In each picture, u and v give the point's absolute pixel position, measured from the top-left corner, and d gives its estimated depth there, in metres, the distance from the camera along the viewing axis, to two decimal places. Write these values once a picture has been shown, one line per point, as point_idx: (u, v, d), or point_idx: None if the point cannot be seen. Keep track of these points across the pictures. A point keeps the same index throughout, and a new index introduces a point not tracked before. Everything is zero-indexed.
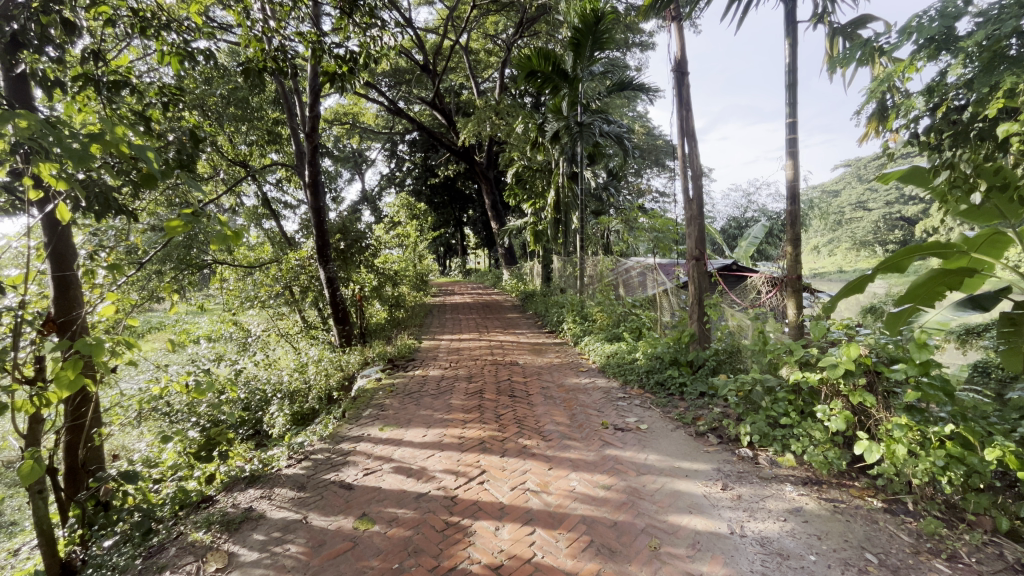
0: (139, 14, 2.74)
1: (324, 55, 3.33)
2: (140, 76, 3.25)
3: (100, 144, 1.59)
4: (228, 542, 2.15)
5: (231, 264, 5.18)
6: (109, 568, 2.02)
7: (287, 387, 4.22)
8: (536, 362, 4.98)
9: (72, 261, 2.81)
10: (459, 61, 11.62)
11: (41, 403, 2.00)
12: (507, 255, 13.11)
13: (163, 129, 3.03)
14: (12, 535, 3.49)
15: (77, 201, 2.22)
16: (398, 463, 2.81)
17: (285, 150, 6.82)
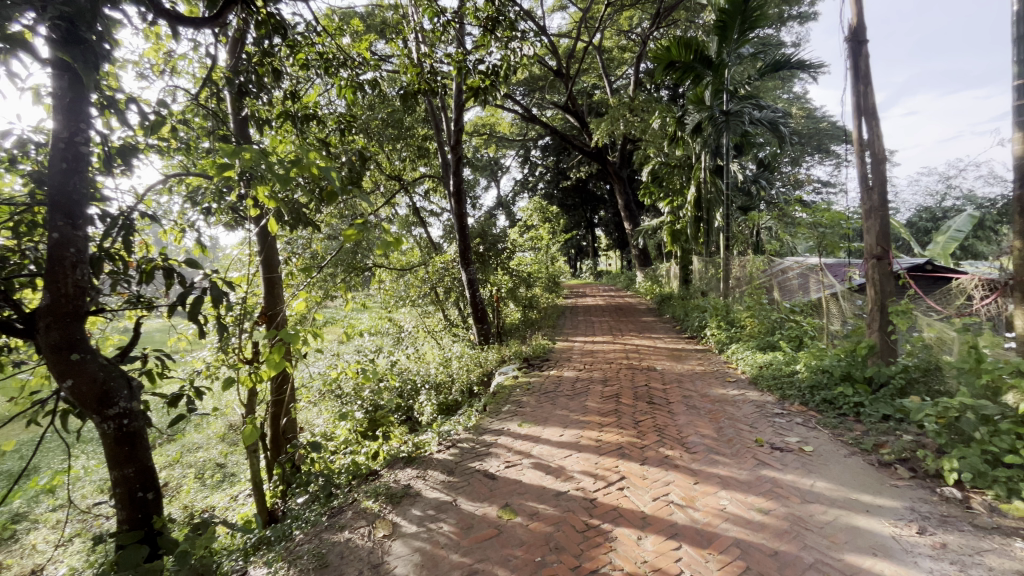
0: (324, 56, 3.25)
1: (469, 72, 3.59)
2: (323, 109, 3.85)
3: (299, 168, 1.93)
4: (392, 513, 2.44)
5: (387, 266, 5.85)
6: (304, 521, 2.44)
7: (434, 378, 4.63)
8: (676, 369, 4.70)
9: (276, 266, 3.43)
10: (592, 62, 11.52)
11: (257, 379, 2.49)
12: (642, 256, 12.65)
13: (340, 153, 3.54)
14: (233, 484, 4.39)
15: (283, 216, 2.71)
16: (537, 459, 2.89)
17: (432, 163, 7.48)
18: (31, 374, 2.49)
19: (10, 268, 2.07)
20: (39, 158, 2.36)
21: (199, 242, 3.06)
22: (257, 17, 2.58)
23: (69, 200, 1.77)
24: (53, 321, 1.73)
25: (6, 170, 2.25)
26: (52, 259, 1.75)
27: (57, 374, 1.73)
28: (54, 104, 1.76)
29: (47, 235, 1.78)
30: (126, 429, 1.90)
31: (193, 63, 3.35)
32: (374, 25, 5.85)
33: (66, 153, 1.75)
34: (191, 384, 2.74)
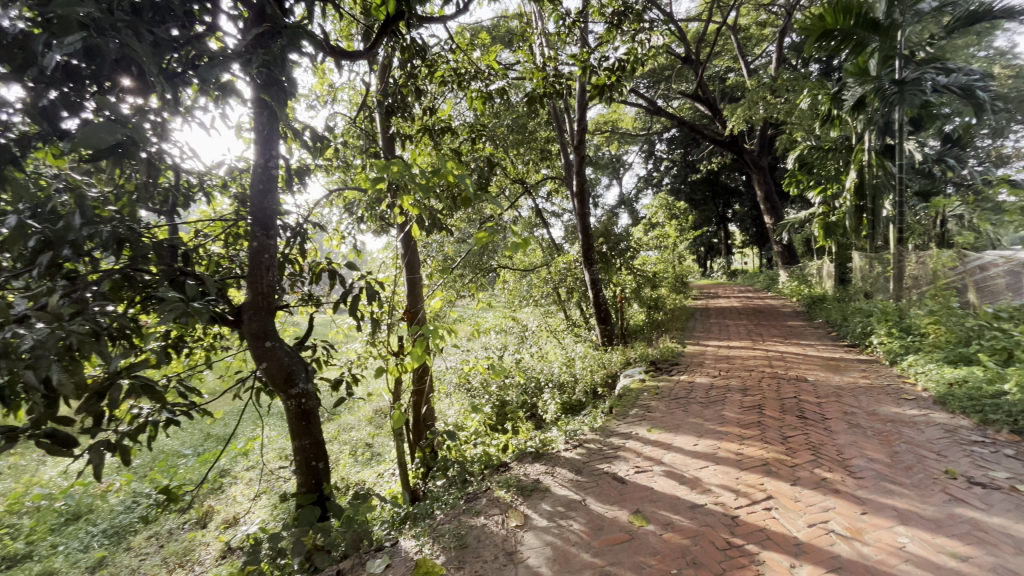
0: (458, 72, 3.48)
1: (594, 71, 3.56)
2: (456, 121, 4.12)
3: (440, 177, 2.09)
4: (523, 505, 2.52)
5: (512, 267, 6.06)
6: (444, 503, 2.65)
7: (557, 377, 4.68)
8: (832, 382, 4.12)
9: (418, 268, 3.77)
10: (725, 43, 10.62)
11: (402, 369, 2.76)
12: (786, 252, 11.33)
13: (472, 161, 3.76)
14: (380, 462, 4.92)
15: (424, 222, 2.97)
16: (669, 467, 2.76)
17: (554, 164, 7.55)
18: (235, 357, 3.07)
19: (223, 271, 2.59)
20: (241, 182, 2.90)
21: (355, 247, 3.48)
22: (401, 45, 2.87)
23: (265, 215, 2.15)
24: (254, 313, 2.12)
25: (220, 192, 2.81)
26: (253, 263, 2.14)
27: (256, 357, 2.12)
28: (255, 137, 2.15)
29: (250, 244, 2.19)
30: (304, 406, 2.24)
31: (349, 91, 3.82)
32: (499, 36, 6.09)
33: (263, 176, 2.13)
34: (351, 371, 3.14)
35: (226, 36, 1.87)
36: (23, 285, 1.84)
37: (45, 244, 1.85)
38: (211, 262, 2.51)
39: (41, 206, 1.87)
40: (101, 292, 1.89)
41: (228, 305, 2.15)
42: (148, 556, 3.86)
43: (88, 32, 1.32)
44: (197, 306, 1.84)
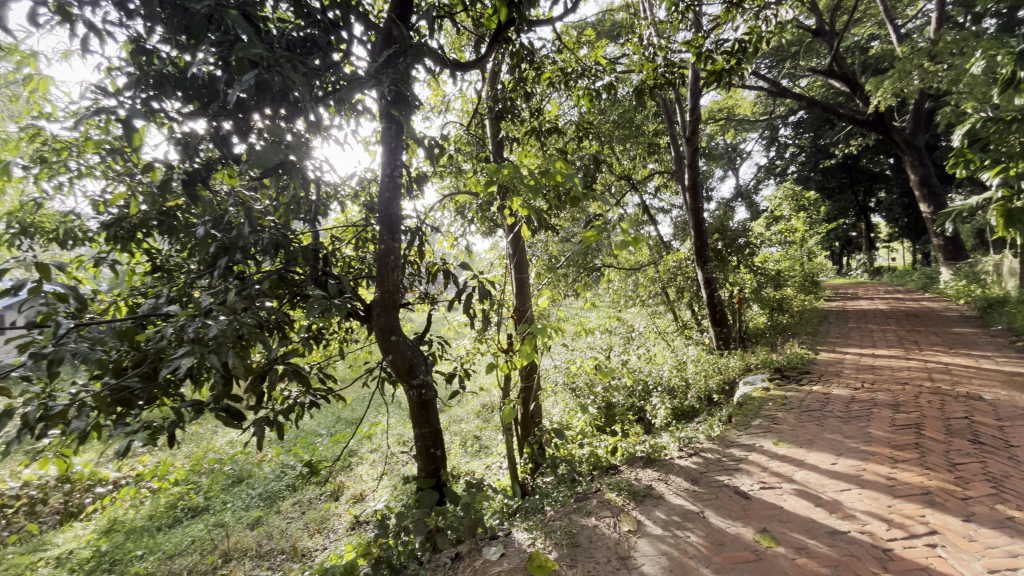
0: (566, 72, 3.48)
1: (712, 56, 3.33)
2: (562, 120, 4.13)
3: (548, 177, 2.12)
4: (635, 510, 2.46)
5: (617, 266, 5.92)
6: (554, 499, 2.68)
7: (667, 381, 4.47)
8: (1019, 402, 3.40)
9: (526, 268, 3.83)
10: (868, 7, 9.27)
11: (512, 366, 2.84)
12: (949, 246, 9.59)
13: (579, 159, 3.74)
14: (487, 455, 5.12)
15: (532, 222, 3.03)
16: (801, 486, 2.50)
17: (663, 158, 7.21)
18: (364, 349, 3.41)
19: (355, 271, 2.88)
20: (369, 191, 3.21)
21: (467, 248, 3.66)
22: (511, 50, 2.96)
23: (391, 220, 2.35)
24: (382, 310, 2.33)
25: (352, 201, 3.14)
26: (381, 264, 2.36)
27: (383, 349, 2.33)
28: (382, 149, 2.37)
29: (378, 247, 2.41)
30: (423, 396, 2.42)
31: (460, 100, 4.03)
32: (605, 30, 5.97)
33: (389, 184, 2.33)
34: (463, 366, 3.31)
35: (360, 59, 2.08)
36: (208, 284, 2.23)
37: (223, 251, 2.22)
38: (345, 263, 2.82)
39: (220, 219, 2.24)
40: (263, 290, 2.22)
41: (360, 301, 2.39)
42: (294, 520, 4.45)
43: (260, 70, 1.54)
44: (336, 303, 2.08)
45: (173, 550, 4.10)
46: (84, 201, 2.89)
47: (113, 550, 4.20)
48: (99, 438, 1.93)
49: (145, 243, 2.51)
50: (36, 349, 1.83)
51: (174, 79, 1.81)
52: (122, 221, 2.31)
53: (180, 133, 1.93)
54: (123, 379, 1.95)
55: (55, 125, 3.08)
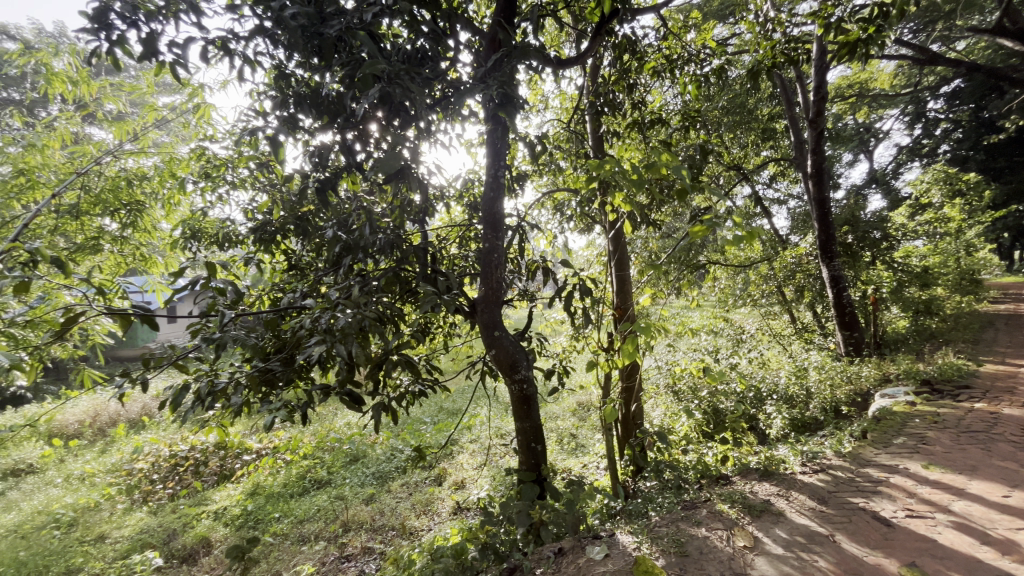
0: (671, 59, 3.30)
1: (846, 25, 2.93)
2: (666, 110, 3.93)
3: (653, 171, 2.02)
4: (751, 525, 2.29)
5: (725, 263, 5.52)
6: (660, 505, 2.59)
7: (783, 390, 4.10)
8: None
9: (627, 265, 3.71)
10: None
11: (613, 365, 2.78)
12: None
13: (685, 151, 3.54)
14: (584, 454, 5.09)
15: (635, 217, 2.93)
16: (961, 519, 2.13)
17: (780, 144, 6.55)
18: (466, 343, 3.56)
19: (460, 268, 3.02)
20: (472, 191, 3.34)
21: (566, 246, 3.65)
22: (613, 42, 2.89)
23: (494, 218, 2.43)
24: (485, 305, 2.42)
25: (457, 201, 3.28)
26: (485, 261, 2.44)
27: (487, 344, 2.42)
28: (487, 150, 2.45)
29: (482, 244, 2.50)
30: (525, 391, 2.46)
31: (559, 98, 4.02)
32: (713, 10, 5.58)
33: (493, 184, 2.41)
34: (562, 364, 3.31)
35: (467, 65, 2.17)
36: (335, 281, 2.48)
37: (348, 251, 2.44)
38: (450, 261, 2.97)
39: (345, 222, 2.49)
40: (381, 286, 2.42)
41: (466, 297, 2.50)
42: (404, 500, 4.80)
43: (384, 83, 1.68)
44: (445, 299, 2.20)
45: (303, 515, 4.64)
46: (237, 210, 3.38)
47: (256, 510, 4.85)
48: (251, 413, 2.25)
49: (283, 245, 2.86)
50: (204, 335, 2.17)
51: (310, 98, 2.04)
52: (266, 226, 2.66)
53: (315, 145, 2.16)
54: (268, 363, 2.24)
55: (215, 144, 3.62)
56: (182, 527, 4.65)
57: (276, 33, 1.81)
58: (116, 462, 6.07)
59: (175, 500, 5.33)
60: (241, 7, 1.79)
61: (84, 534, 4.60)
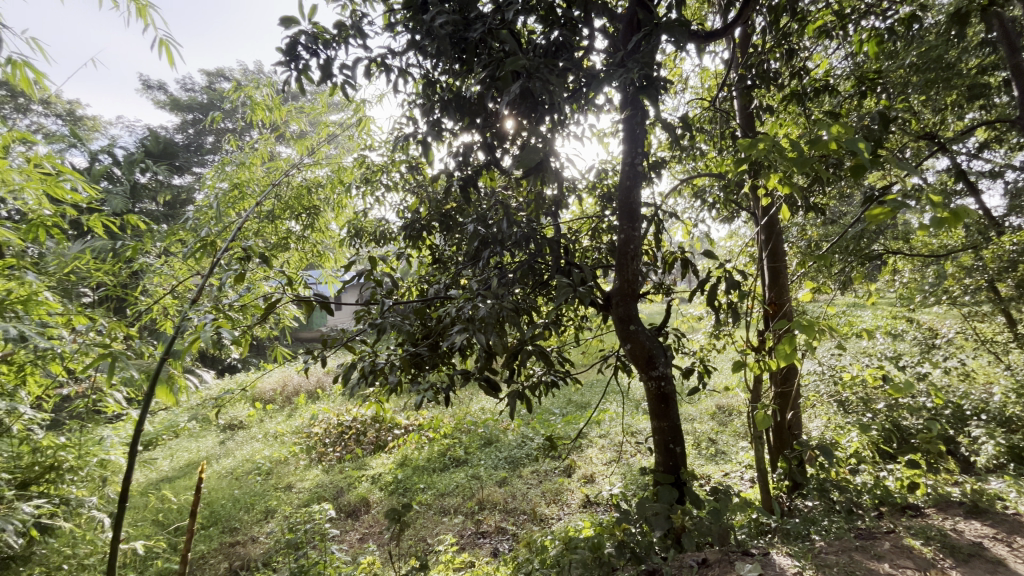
0: (841, 14, 2.83)
1: None
2: (834, 75, 3.39)
3: (817, 148, 1.74)
4: (956, 570, 1.99)
5: (910, 252, 4.61)
6: (826, 530, 2.28)
7: (996, 410, 3.39)
8: None
9: (783, 256, 3.29)
10: None
11: (765, 367, 2.49)
12: None
13: (860, 122, 3.01)
14: (726, 461, 4.69)
15: (794, 201, 2.58)
16: None
17: (996, 102, 5.23)
18: (598, 337, 3.52)
19: (593, 261, 2.98)
20: (605, 181, 3.26)
21: (708, 235, 3.38)
22: (768, 5, 2.56)
23: (631, 207, 2.34)
24: (621, 299, 2.36)
25: (591, 192, 3.24)
26: (621, 253, 2.37)
27: (622, 338, 2.36)
28: (623, 137, 2.37)
29: (618, 235, 2.43)
30: (662, 389, 2.34)
31: (701, 75, 3.71)
32: None
33: (630, 172, 2.32)
34: (703, 362, 3.08)
35: (602, 52, 2.11)
36: (475, 273, 2.63)
37: (487, 245, 2.57)
38: (583, 253, 2.95)
39: (484, 217, 2.61)
40: (517, 277, 2.50)
41: (601, 289, 2.46)
42: (534, 486, 4.95)
43: (524, 78, 1.72)
44: (581, 291, 2.19)
45: (444, 489, 5.05)
46: (390, 210, 3.77)
47: (405, 479, 5.41)
48: (404, 392, 2.50)
49: (429, 240, 3.11)
50: (367, 320, 2.47)
51: (455, 102, 2.19)
52: (415, 223, 2.93)
53: (458, 145, 2.31)
54: (418, 347, 2.46)
55: (373, 153, 4.09)
56: (347, 486, 5.39)
57: (426, 44, 1.97)
58: (299, 425, 7.27)
59: (342, 462, 6.21)
60: (395, 25, 1.99)
61: (277, 482, 5.59)
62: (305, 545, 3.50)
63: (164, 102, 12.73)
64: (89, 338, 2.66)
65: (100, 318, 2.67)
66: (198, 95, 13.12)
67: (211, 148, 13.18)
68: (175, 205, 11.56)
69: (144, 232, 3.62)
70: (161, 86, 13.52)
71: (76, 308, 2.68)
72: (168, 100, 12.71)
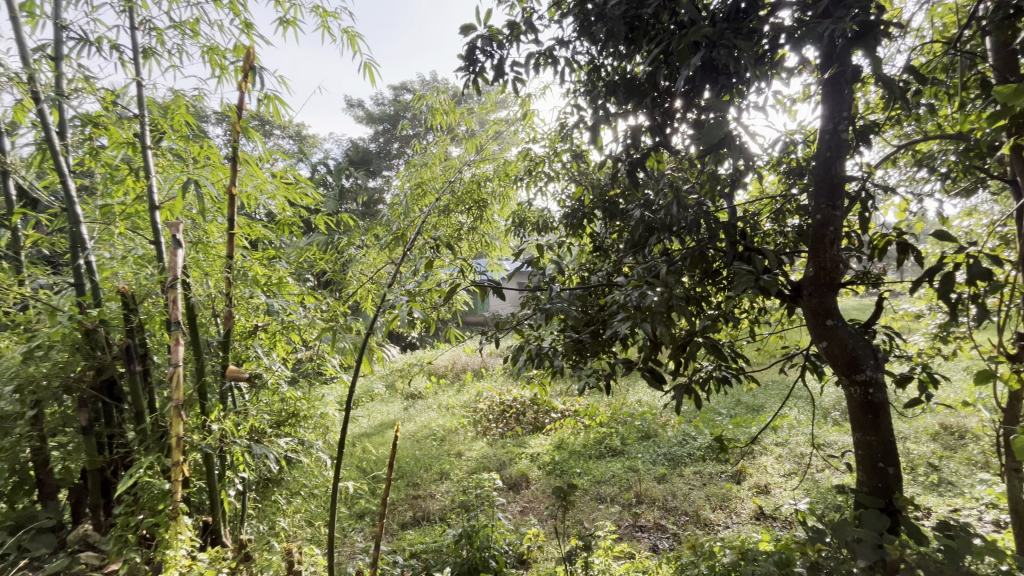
0: None
1: None
2: None
3: None
4: None
5: None
6: None
7: None
8: None
9: None
10: None
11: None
12: None
13: None
14: (953, 494, 3.79)
15: None
16: None
17: None
18: (779, 333, 3.14)
19: (778, 247, 2.65)
20: (793, 156, 2.85)
21: (937, 213, 2.73)
22: None
23: (831, 183, 2.01)
24: (814, 289, 2.05)
25: (774, 170, 2.87)
26: (816, 237, 2.06)
27: (816, 334, 2.06)
28: (822, 102, 2.04)
29: (812, 217, 2.11)
30: (870, 398, 1.98)
31: (931, 13, 2.97)
32: None
33: (831, 143, 1.99)
34: (926, 370, 2.52)
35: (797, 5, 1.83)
36: (639, 261, 2.55)
37: (653, 233, 2.48)
38: (763, 238, 2.65)
39: (651, 203, 2.51)
40: (686, 265, 2.36)
41: (788, 278, 2.17)
42: (697, 488, 4.66)
43: (706, 49, 1.61)
44: (765, 279, 1.97)
45: (600, 477, 5.06)
46: (553, 200, 3.87)
47: (562, 462, 5.57)
48: (567, 377, 2.57)
49: (590, 229, 3.14)
50: (533, 306, 2.60)
51: (623, 84, 2.14)
52: (579, 212, 2.96)
53: (626, 129, 2.26)
54: (581, 335, 2.51)
55: (536, 145, 4.23)
56: (509, 461, 5.78)
57: (595, 28, 1.96)
58: (467, 400, 8.03)
59: (505, 438, 6.67)
60: (565, 12, 2.02)
61: (450, 448, 6.27)
62: (476, 507, 3.88)
63: (361, 116, 15.00)
64: (317, 315, 3.31)
65: (324, 298, 3.41)
66: (387, 108, 15.19)
67: (397, 153, 15.17)
68: (370, 204, 13.60)
69: (352, 228, 4.35)
70: (360, 103, 15.96)
71: (308, 289, 3.45)
72: (365, 115, 14.97)
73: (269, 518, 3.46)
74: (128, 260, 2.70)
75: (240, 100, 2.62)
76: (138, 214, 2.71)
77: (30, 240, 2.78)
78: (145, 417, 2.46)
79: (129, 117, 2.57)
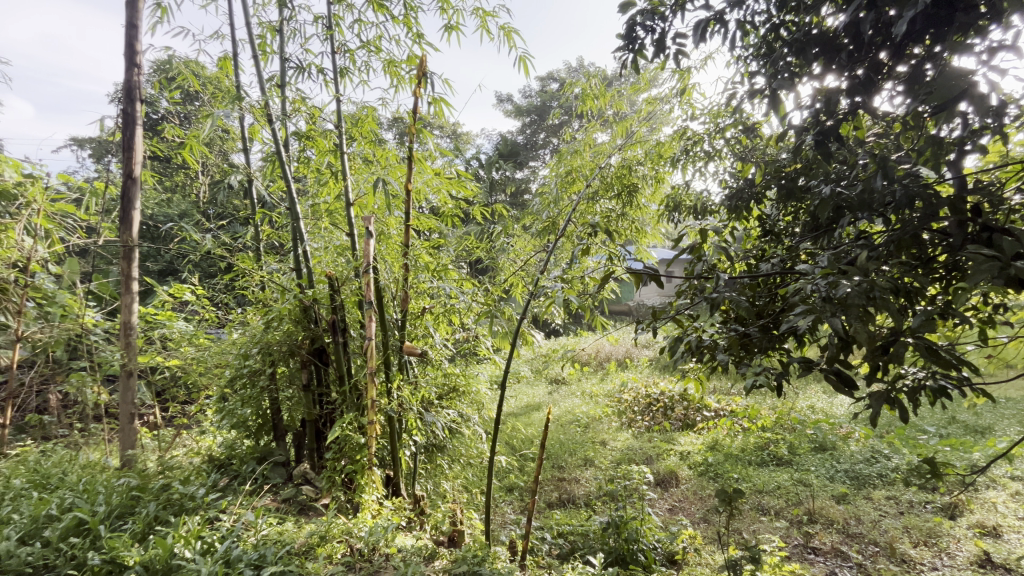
0: None
1: None
2: None
3: None
4: None
5: None
6: None
7: None
8: None
9: None
10: None
11: None
12: None
13: None
14: None
15: None
16: None
17: None
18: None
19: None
20: None
21: None
22: None
23: None
24: None
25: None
26: None
27: None
28: None
29: None
30: None
31: None
32: None
33: None
34: None
35: None
36: (825, 246, 2.21)
37: (845, 213, 2.12)
38: (1009, 215, 2.07)
39: (843, 178, 2.14)
40: (891, 252, 1.96)
41: None
42: (890, 516, 3.92)
43: None
44: (1016, 268, 1.54)
45: (763, 486, 4.56)
46: (714, 181, 3.55)
47: (716, 464, 5.17)
48: (732, 373, 2.36)
49: (759, 211, 2.81)
50: (694, 296, 2.43)
51: (813, 41, 1.85)
52: (748, 192, 2.65)
53: (815, 93, 1.95)
54: (750, 328, 2.27)
55: (694, 122, 3.90)
56: (656, 456, 5.57)
57: None
58: (611, 390, 7.94)
59: (651, 432, 6.43)
60: None
61: (594, 436, 6.29)
62: (623, 499, 3.83)
63: (510, 111, 15.57)
64: (475, 300, 3.56)
65: (481, 285, 3.64)
66: (534, 100, 15.54)
67: (543, 143, 15.46)
68: (517, 195, 14.11)
69: (504, 218, 4.56)
70: (509, 98, 16.57)
71: (467, 276, 3.73)
72: (513, 108, 15.49)
73: (435, 480, 3.88)
74: (329, 250, 3.23)
75: (414, 105, 2.91)
76: (337, 210, 3.20)
77: (265, 234, 3.50)
78: (344, 381, 2.94)
79: (330, 129, 3.04)
